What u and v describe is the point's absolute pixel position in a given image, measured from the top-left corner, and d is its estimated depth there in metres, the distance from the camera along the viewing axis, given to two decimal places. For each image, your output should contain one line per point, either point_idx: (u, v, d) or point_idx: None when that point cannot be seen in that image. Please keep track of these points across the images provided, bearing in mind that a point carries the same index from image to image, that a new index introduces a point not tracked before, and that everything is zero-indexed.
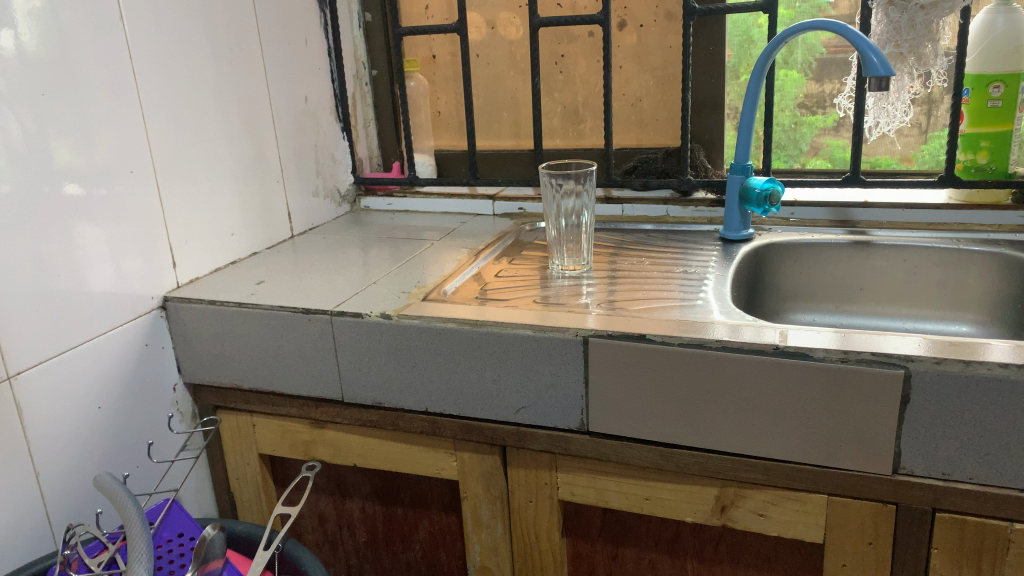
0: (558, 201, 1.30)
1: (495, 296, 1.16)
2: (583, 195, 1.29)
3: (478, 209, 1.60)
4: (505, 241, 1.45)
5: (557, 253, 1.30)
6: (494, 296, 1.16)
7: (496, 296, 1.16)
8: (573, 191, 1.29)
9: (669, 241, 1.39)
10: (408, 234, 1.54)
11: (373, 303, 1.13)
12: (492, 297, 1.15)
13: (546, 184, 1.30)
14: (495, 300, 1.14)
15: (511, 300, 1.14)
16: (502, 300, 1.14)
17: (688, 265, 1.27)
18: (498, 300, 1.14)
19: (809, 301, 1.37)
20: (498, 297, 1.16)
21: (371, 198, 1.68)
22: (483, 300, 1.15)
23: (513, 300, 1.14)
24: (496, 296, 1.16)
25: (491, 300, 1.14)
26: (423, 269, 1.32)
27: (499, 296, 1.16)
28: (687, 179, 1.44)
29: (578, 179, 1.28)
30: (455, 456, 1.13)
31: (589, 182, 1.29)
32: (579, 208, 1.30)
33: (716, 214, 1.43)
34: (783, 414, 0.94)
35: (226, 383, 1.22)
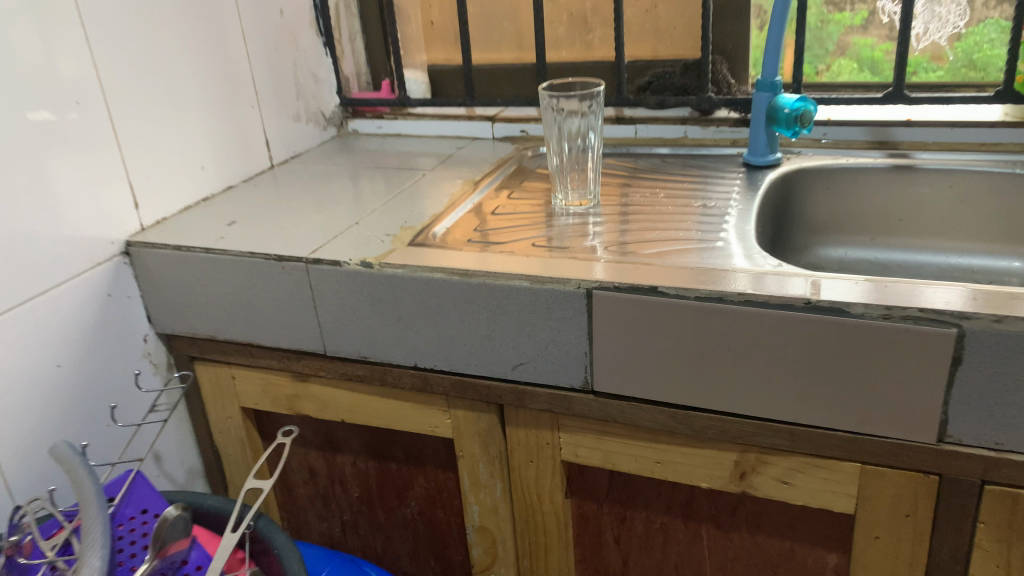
0: (559, 124, 1.16)
1: (495, 240, 1.03)
2: (588, 117, 1.16)
3: (477, 132, 1.46)
4: (505, 171, 1.31)
5: (559, 185, 1.16)
6: (493, 240, 1.03)
7: (495, 238, 1.04)
8: (576, 112, 1.16)
9: (687, 168, 1.25)
10: (399, 161, 1.41)
11: (355, 248, 1.01)
12: (492, 241, 1.03)
13: (544, 104, 1.16)
14: (495, 246, 1.01)
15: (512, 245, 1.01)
16: (502, 242, 1.02)
17: (707, 197, 1.14)
18: (498, 245, 1.01)
19: (841, 233, 1.24)
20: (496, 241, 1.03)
21: (360, 121, 1.54)
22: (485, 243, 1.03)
23: (514, 246, 1.01)
24: (497, 238, 1.04)
25: (490, 245, 1.01)
26: (413, 204, 1.19)
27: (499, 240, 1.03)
28: (708, 96, 1.29)
29: (581, 100, 1.14)
30: (450, 413, 1.03)
31: (595, 104, 1.15)
32: (583, 132, 1.16)
33: (739, 135, 1.28)
34: (814, 376, 0.83)
35: (200, 334, 1.12)
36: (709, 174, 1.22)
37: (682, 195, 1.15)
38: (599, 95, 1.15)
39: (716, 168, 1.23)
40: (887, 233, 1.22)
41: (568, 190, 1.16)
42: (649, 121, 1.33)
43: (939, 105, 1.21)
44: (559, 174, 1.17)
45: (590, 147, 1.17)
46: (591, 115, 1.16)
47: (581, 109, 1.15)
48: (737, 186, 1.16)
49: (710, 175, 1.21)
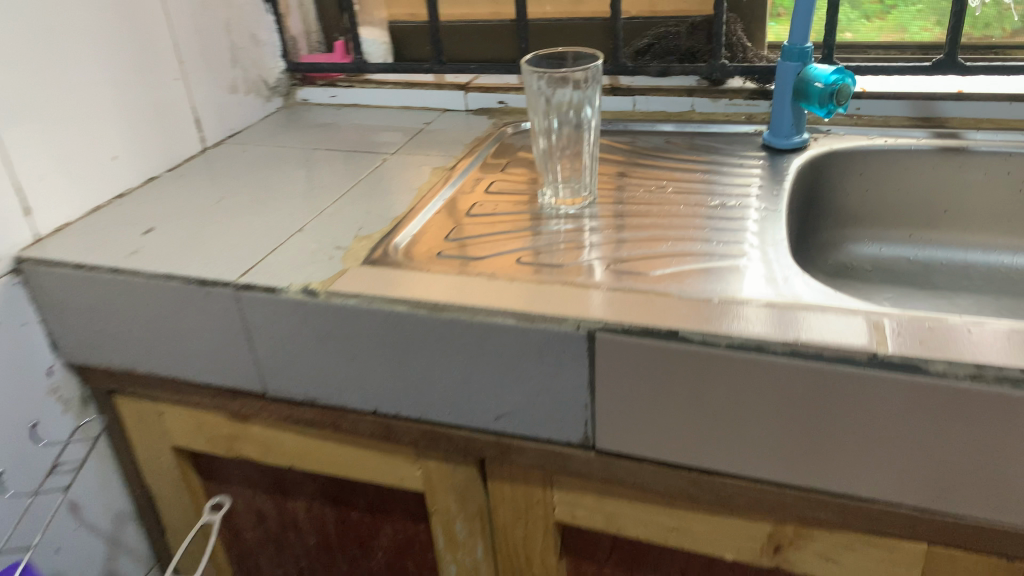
0: (547, 104, 0.96)
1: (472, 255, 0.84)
2: (584, 96, 0.95)
3: (447, 103, 1.25)
4: (480, 154, 1.10)
5: (546, 175, 0.97)
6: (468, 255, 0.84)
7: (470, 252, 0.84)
8: (569, 90, 0.95)
9: (696, 151, 1.06)
10: (356, 139, 1.20)
11: (296, 270, 0.82)
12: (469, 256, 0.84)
13: (529, 82, 0.94)
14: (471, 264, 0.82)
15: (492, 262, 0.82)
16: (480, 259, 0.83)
17: (724, 191, 0.95)
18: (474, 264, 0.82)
19: (876, 226, 1.06)
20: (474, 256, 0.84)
21: (310, 89, 1.32)
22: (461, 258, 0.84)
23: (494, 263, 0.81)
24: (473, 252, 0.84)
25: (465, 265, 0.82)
26: (371, 198, 0.99)
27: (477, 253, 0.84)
28: (720, 62, 1.08)
29: (576, 77, 0.93)
30: (419, 464, 0.86)
31: (592, 81, 0.94)
32: (578, 113, 0.96)
33: (755, 109, 1.09)
34: (875, 444, 0.66)
35: (115, 366, 0.93)
36: (722, 158, 1.03)
37: (695, 190, 0.96)
38: (597, 71, 0.93)
39: (731, 151, 1.04)
40: (930, 226, 1.04)
41: (561, 184, 0.97)
42: (649, 92, 1.13)
43: (997, 75, 1.02)
44: (547, 164, 0.97)
45: (587, 131, 0.96)
46: (588, 93, 0.95)
47: (575, 88, 0.94)
48: (758, 177, 0.97)
49: (725, 161, 1.02)
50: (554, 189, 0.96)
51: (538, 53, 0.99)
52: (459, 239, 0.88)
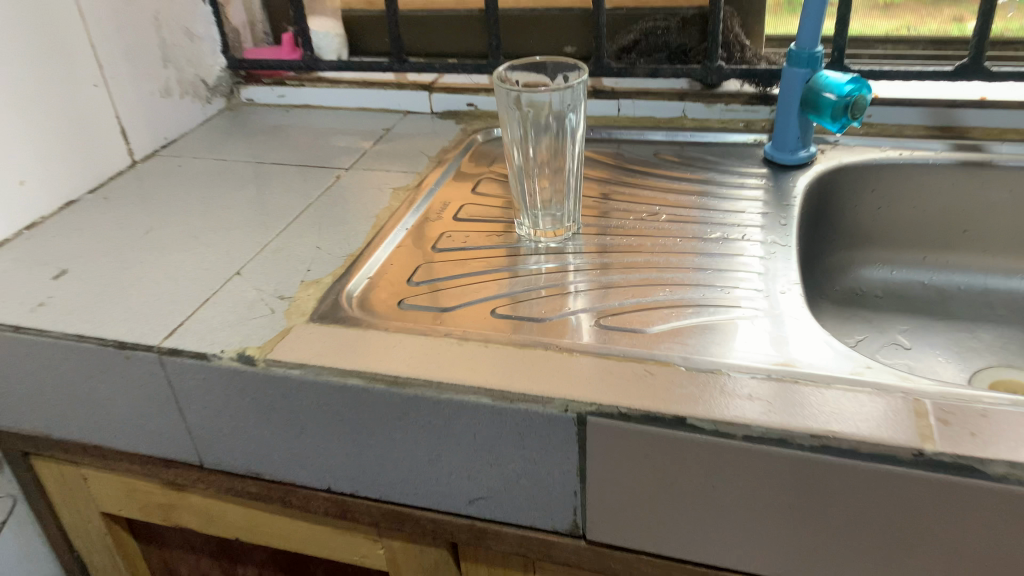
0: (523, 127, 0.82)
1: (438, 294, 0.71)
2: (566, 118, 0.81)
3: (409, 105, 1.12)
4: (447, 169, 0.97)
5: (525, 203, 0.84)
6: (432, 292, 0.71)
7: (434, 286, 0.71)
8: (549, 111, 0.81)
9: (689, 167, 0.94)
10: (308, 149, 1.06)
11: (232, 331, 0.69)
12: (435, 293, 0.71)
13: (502, 102, 0.80)
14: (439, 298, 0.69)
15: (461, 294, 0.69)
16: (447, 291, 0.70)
17: (724, 219, 0.84)
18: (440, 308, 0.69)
19: (887, 246, 0.95)
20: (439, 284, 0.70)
21: (254, 88, 1.17)
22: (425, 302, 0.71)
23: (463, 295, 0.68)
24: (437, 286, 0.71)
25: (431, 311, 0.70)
26: (321, 225, 0.86)
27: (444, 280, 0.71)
28: (717, 65, 0.96)
29: (557, 98, 0.79)
30: (381, 543, 0.75)
31: (575, 101, 0.80)
32: (557, 136, 0.82)
33: (754, 114, 0.98)
34: (917, 550, 0.56)
35: (27, 430, 0.80)
36: (721, 179, 0.91)
37: (692, 219, 0.84)
38: (581, 90, 0.80)
39: (730, 168, 0.93)
40: (946, 247, 0.94)
41: (543, 215, 0.84)
42: (636, 95, 1.02)
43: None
44: (526, 194, 0.83)
45: (567, 155, 0.83)
46: (570, 115, 0.81)
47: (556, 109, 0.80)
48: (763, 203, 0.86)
49: (723, 180, 0.91)
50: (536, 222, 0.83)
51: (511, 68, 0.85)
52: (424, 282, 0.76)
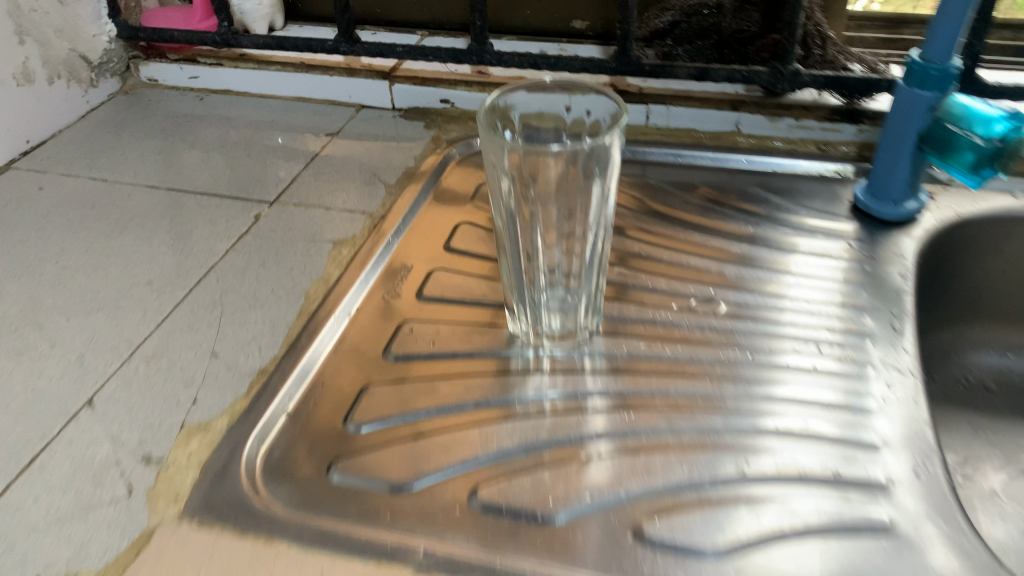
0: (522, 181, 0.53)
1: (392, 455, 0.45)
2: (590, 175, 0.51)
3: (363, 99, 0.84)
4: (412, 203, 0.70)
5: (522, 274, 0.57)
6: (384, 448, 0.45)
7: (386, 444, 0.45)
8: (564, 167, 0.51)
9: (747, 214, 0.68)
10: (224, 167, 0.76)
11: (59, 534, 0.44)
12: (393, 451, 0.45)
13: (489, 155, 0.50)
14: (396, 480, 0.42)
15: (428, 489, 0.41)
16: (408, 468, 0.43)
17: (809, 316, 0.58)
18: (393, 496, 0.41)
19: (1001, 324, 0.71)
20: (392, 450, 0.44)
21: (157, 66, 0.88)
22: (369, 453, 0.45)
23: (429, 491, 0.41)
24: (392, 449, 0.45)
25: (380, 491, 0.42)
26: (222, 308, 0.59)
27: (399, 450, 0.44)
28: (794, 70, 0.68)
29: (575, 152, 0.49)
30: None
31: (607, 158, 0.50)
32: (574, 192, 0.54)
33: (834, 135, 0.72)
34: None
35: None
36: (796, 237, 0.65)
37: (765, 316, 0.58)
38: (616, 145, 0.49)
39: (805, 215, 0.67)
40: None
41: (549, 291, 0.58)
42: (673, 100, 0.75)
43: None
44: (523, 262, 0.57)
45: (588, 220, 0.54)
46: (597, 174, 0.51)
47: (575, 166, 0.50)
48: (860, 289, 0.60)
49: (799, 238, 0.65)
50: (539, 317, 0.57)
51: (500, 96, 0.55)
52: (369, 427, 0.51)
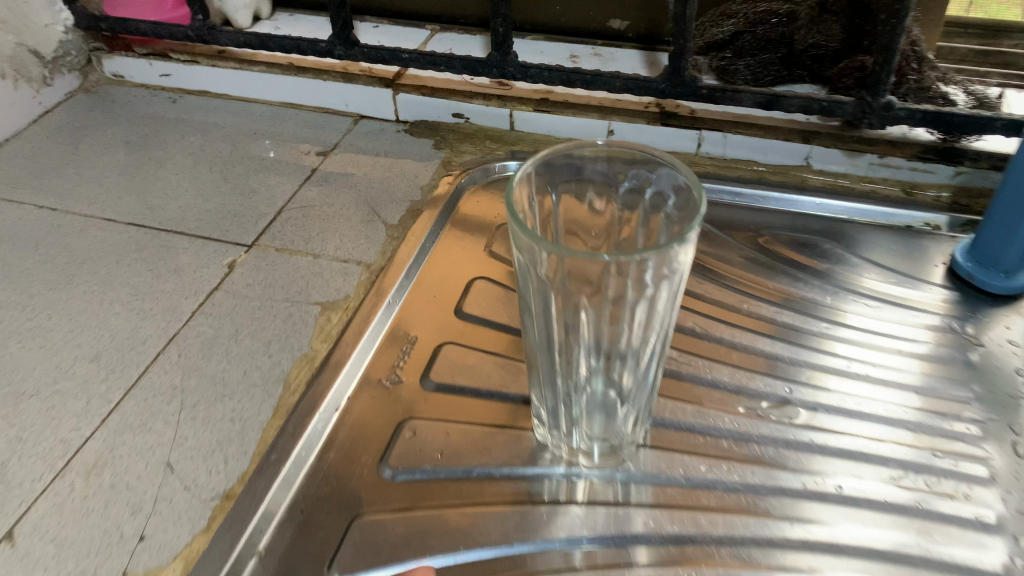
0: (560, 283, 0.36)
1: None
2: (657, 281, 0.36)
3: (362, 108, 0.72)
4: (417, 250, 0.58)
5: (556, 363, 0.42)
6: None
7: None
8: (617, 280, 0.35)
9: (818, 277, 0.57)
10: (195, 193, 0.64)
11: None
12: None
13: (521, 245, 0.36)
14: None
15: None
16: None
17: (896, 428, 0.47)
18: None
19: None
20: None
21: (123, 60, 0.76)
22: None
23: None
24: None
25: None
26: (182, 397, 0.48)
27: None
28: (886, 103, 0.55)
29: (633, 270, 0.34)
30: None
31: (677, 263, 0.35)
32: (632, 297, 0.37)
33: (924, 178, 0.61)
34: None
35: None
36: (871, 319, 0.54)
37: (840, 426, 0.47)
38: (685, 254, 0.35)
39: (877, 285, 0.56)
40: None
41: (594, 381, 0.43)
42: (729, 126, 0.63)
43: None
44: (558, 352, 0.42)
45: (649, 322, 0.39)
46: (661, 284, 0.36)
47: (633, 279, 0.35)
48: (955, 390, 0.49)
49: (871, 317, 0.54)
50: (576, 419, 0.44)
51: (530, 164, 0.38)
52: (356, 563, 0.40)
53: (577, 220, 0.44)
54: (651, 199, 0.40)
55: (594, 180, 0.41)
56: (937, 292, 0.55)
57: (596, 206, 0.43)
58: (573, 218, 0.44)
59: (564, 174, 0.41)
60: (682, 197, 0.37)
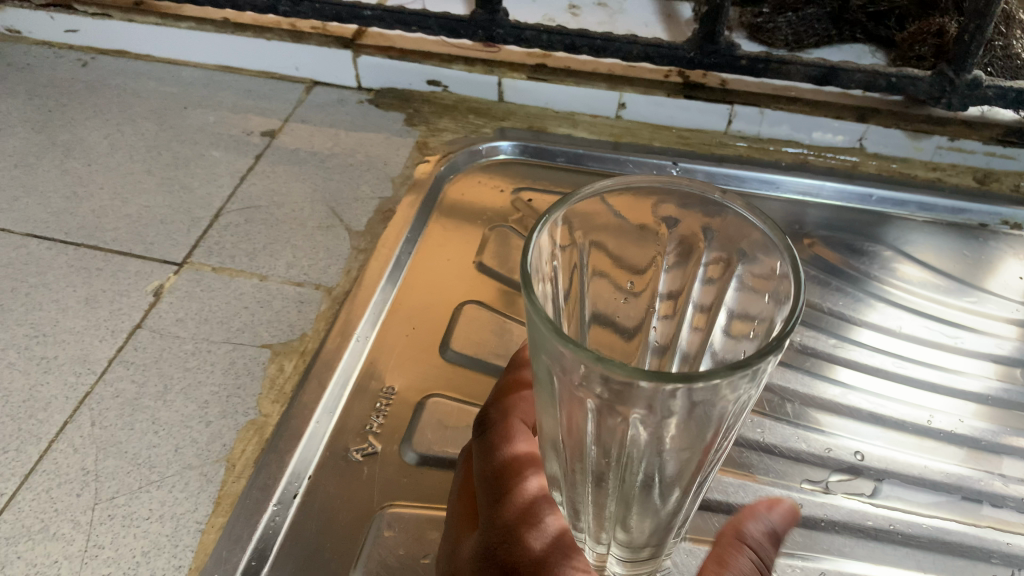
0: (587, 384, 0.24)
1: (503, 429, 0.33)
2: (732, 399, 0.23)
3: (316, 73, 0.60)
4: (390, 266, 0.47)
5: (589, 456, 0.29)
6: (502, 434, 0.33)
7: (499, 436, 0.33)
8: (667, 399, 0.23)
9: (877, 294, 0.47)
10: (112, 191, 0.52)
11: None
12: (511, 424, 0.33)
13: (536, 332, 0.24)
14: (490, 553, 0.30)
15: (534, 540, 0.29)
16: (523, 473, 0.31)
17: (980, 505, 0.38)
18: (474, 569, 0.30)
19: None
20: (501, 469, 0.32)
21: (18, 17, 0.63)
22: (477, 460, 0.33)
23: (525, 565, 0.29)
24: (508, 431, 0.33)
25: (455, 570, 0.32)
26: (97, 486, 0.37)
27: (505, 474, 0.31)
28: (974, 79, 0.46)
29: (697, 397, 0.22)
30: None
31: (756, 377, 0.22)
32: (693, 416, 0.24)
33: (996, 165, 0.52)
34: None
35: None
36: (941, 353, 0.45)
37: (916, 506, 0.38)
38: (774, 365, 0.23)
39: (933, 305, 0.47)
40: None
41: (636, 478, 0.29)
42: (769, 101, 0.53)
43: None
44: (589, 449, 0.28)
45: (728, 422, 0.25)
46: (737, 403, 0.24)
47: (688, 400, 0.23)
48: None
49: (931, 346, 0.45)
50: (608, 522, 0.31)
51: (559, 206, 0.27)
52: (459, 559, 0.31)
53: (605, 248, 0.31)
54: (719, 239, 0.29)
55: (639, 207, 0.29)
56: (1009, 319, 0.46)
57: (633, 222, 0.30)
58: (603, 248, 0.31)
59: (593, 205, 0.28)
60: (769, 255, 0.26)
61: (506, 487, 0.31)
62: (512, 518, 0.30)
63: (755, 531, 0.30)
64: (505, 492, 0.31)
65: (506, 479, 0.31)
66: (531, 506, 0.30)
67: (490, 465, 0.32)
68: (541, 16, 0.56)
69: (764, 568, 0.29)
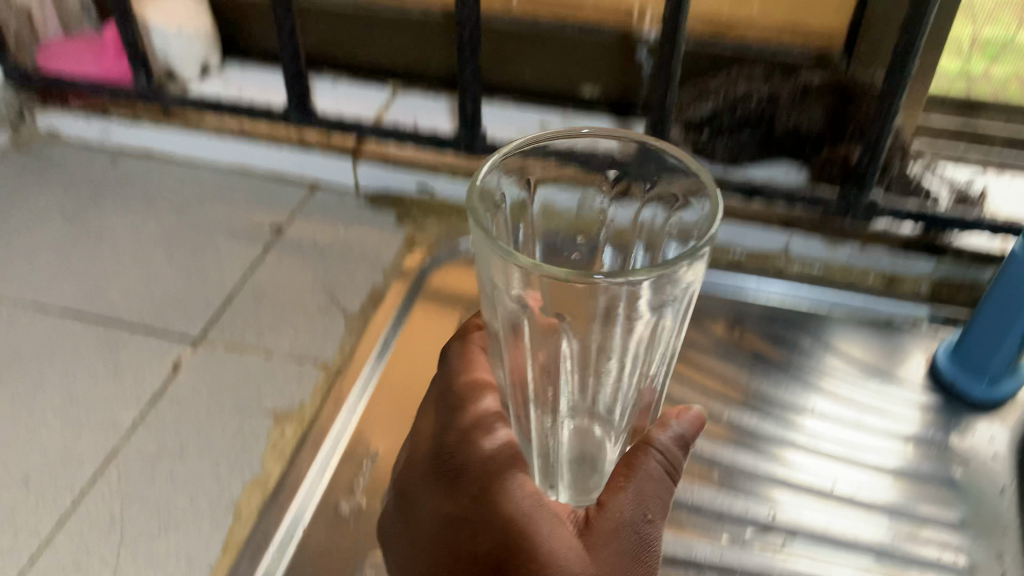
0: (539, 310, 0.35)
1: (464, 347, 0.41)
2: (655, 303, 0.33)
3: (320, 175, 0.69)
4: (380, 344, 0.55)
5: (530, 380, 0.40)
6: (466, 359, 0.41)
7: (462, 355, 0.41)
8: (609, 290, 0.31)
9: (798, 378, 0.55)
10: (138, 275, 0.60)
11: None
12: (472, 344, 0.41)
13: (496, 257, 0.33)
14: (447, 449, 0.37)
15: (483, 441, 0.37)
16: (481, 390, 0.39)
17: (874, 557, 0.45)
18: (427, 463, 0.38)
19: None
20: (461, 382, 0.40)
21: (60, 120, 0.72)
22: (440, 377, 0.41)
23: (473, 460, 0.36)
24: (469, 350, 0.41)
25: (411, 463, 0.39)
26: (122, 530, 0.44)
27: (465, 385, 0.40)
28: (869, 203, 0.56)
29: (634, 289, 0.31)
30: None
31: (679, 280, 0.31)
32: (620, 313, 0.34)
33: (900, 271, 0.60)
34: None
35: None
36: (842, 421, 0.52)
37: (821, 556, 0.45)
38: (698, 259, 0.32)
39: (841, 384, 0.54)
40: None
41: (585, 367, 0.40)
42: None
43: None
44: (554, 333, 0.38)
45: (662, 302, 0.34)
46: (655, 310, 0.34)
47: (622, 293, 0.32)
48: (921, 509, 0.48)
49: (838, 422, 0.52)
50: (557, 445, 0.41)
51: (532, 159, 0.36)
52: (421, 453, 0.39)
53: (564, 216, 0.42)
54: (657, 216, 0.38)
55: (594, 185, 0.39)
56: (910, 402, 0.54)
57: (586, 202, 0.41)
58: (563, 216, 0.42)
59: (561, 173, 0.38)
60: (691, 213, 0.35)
61: (464, 401, 0.39)
62: (467, 424, 0.38)
63: (663, 436, 0.36)
64: (463, 405, 0.39)
65: (466, 394, 0.39)
66: (483, 418, 0.38)
67: (453, 385, 0.40)
68: (515, 133, 0.65)
69: (671, 469, 0.35)
